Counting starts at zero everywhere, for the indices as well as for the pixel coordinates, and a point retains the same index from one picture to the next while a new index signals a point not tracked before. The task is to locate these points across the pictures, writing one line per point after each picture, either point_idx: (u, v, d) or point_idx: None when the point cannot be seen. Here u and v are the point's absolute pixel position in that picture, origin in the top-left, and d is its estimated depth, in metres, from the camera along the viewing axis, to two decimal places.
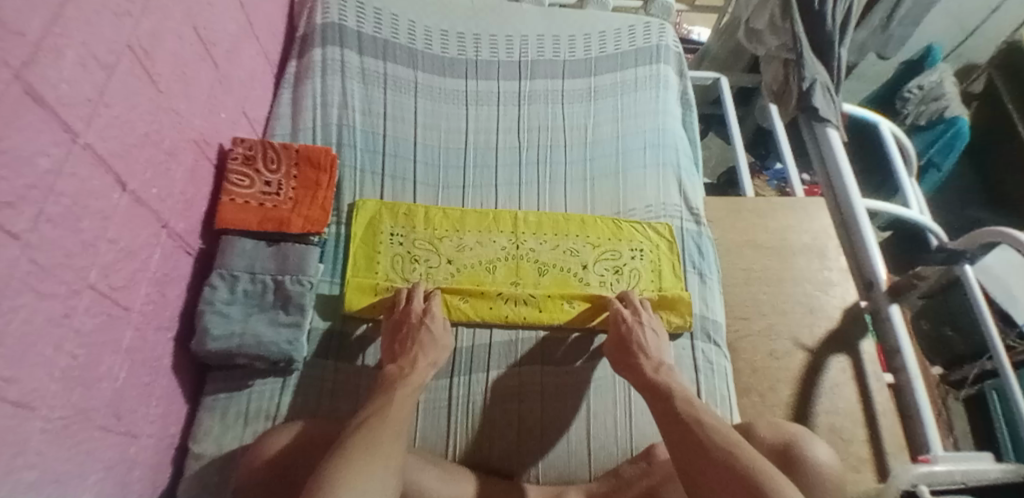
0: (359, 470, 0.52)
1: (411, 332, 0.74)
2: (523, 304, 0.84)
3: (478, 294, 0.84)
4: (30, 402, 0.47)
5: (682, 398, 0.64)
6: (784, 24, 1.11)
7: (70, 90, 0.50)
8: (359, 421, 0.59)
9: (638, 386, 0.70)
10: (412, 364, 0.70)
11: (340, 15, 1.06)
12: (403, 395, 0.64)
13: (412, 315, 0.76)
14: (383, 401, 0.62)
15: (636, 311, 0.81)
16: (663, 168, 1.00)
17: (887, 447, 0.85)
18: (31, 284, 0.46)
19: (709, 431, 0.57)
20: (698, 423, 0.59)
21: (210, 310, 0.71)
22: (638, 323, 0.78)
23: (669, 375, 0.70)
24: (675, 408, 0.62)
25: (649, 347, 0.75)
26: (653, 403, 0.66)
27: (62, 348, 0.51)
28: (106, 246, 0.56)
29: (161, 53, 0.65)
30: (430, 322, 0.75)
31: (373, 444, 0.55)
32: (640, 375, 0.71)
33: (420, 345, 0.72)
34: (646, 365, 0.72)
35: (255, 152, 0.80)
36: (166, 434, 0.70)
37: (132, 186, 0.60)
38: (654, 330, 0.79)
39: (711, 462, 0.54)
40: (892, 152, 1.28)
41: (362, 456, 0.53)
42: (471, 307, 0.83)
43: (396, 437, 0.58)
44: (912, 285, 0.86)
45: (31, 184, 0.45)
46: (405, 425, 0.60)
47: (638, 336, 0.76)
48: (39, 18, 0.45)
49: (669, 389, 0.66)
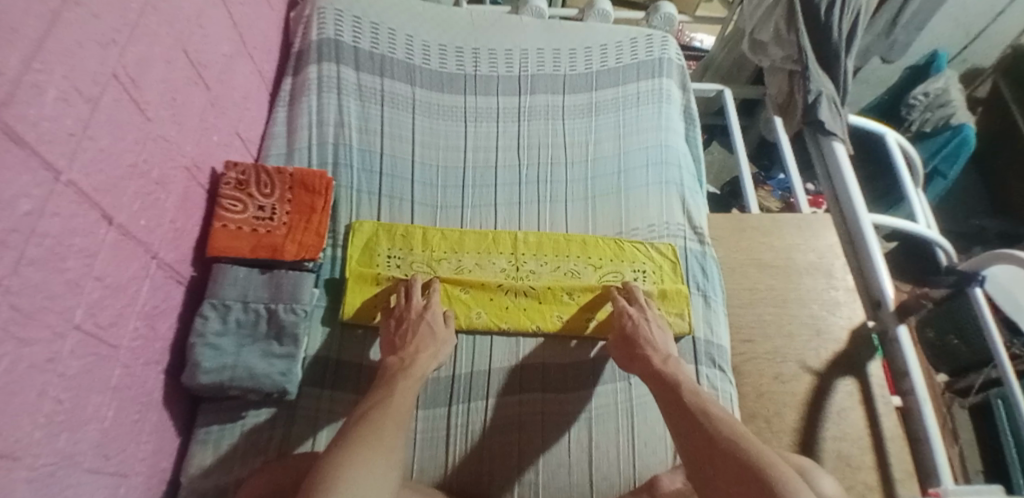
0: (365, 458, 0.54)
1: (411, 326, 0.75)
2: (523, 295, 0.85)
3: (479, 285, 0.85)
4: (14, 452, 0.45)
5: (690, 391, 0.64)
6: (789, 36, 1.09)
7: (51, 127, 0.47)
8: (363, 411, 0.62)
9: (647, 378, 0.70)
10: (413, 356, 0.70)
11: (336, 30, 1.03)
12: (405, 385, 0.66)
13: (412, 311, 0.77)
14: (382, 395, 0.64)
15: (642, 308, 0.80)
16: (666, 186, 0.98)
17: (895, 474, 0.82)
18: (13, 331, 0.44)
19: (715, 423, 0.58)
20: (704, 415, 0.60)
21: (201, 342, 0.69)
22: (643, 319, 0.78)
23: (677, 367, 0.70)
24: (682, 401, 0.63)
25: (656, 342, 0.75)
26: (661, 396, 0.66)
27: (46, 393, 0.49)
28: (92, 284, 0.54)
29: (149, 80, 0.63)
30: (430, 316, 0.76)
31: (371, 437, 0.57)
32: (648, 366, 0.71)
33: (419, 337, 0.73)
34: (653, 357, 0.72)
35: (247, 176, 0.78)
36: (157, 469, 0.68)
37: (119, 220, 0.58)
38: (659, 326, 0.78)
39: (715, 451, 0.55)
40: (898, 162, 1.24)
41: (366, 447, 0.55)
42: (471, 297, 0.84)
43: (399, 427, 0.60)
44: (920, 305, 0.83)
45: (10, 228, 0.43)
46: (405, 418, 0.62)
47: (644, 331, 0.76)
48: (18, 53, 0.43)
49: (676, 382, 0.66)
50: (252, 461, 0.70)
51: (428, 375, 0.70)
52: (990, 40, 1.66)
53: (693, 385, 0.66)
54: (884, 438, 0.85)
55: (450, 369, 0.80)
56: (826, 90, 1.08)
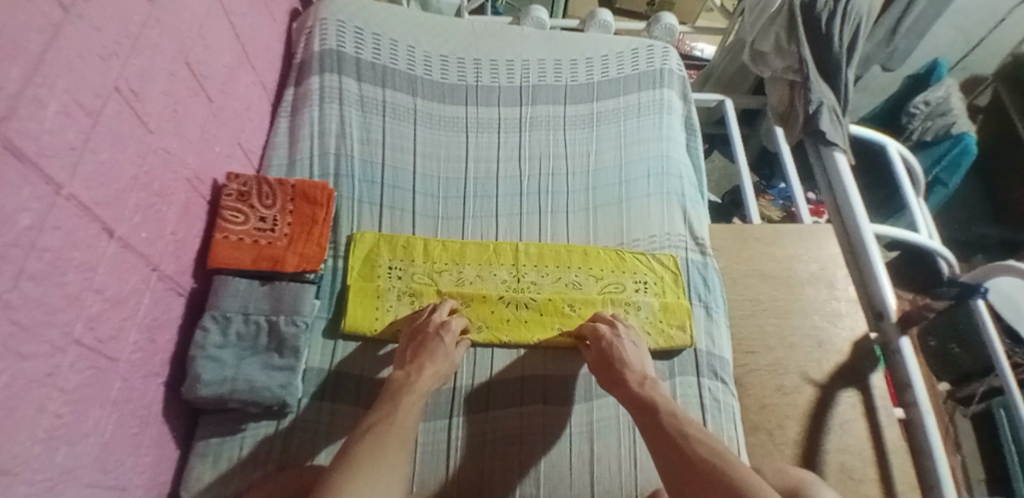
0: (371, 477, 0.54)
1: (424, 341, 0.74)
2: (524, 308, 0.85)
3: (479, 298, 0.85)
4: (13, 467, 0.45)
5: (669, 412, 0.64)
6: (790, 46, 1.10)
7: (52, 141, 0.48)
8: (365, 428, 0.61)
9: (626, 402, 0.69)
10: (419, 371, 0.70)
11: (338, 41, 1.04)
12: (408, 402, 0.65)
13: (429, 326, 0.76)
14: (389, 409, 0.64)
15: (613, 324, 0.79)
16: (667, 197, 0.98)
17: (898, 487, 0.81)
18: (12, 346, 0.44)
19: (695, 445, 0.58)
20: (685, 440, 0.59)
21: (201, 355, 0.69)
22: (617, 337, 0.77)
23: (654, 388, 0.70)
24: (662, 425, 0.63)
25: (632, 361, 0.74)
26: (641, 420, 0.66)
27: (45, 408, 0.49)
28: (93, 297, 0.54)
29: (150, 92, 0.63)
30: (445, 335, 0.75)
31: (381, 449, 0.57)
32: (627, 390, 0.70)
33: (431, 354, 0.72)
34: (631, 378, 0.71)
35: (249, 188, 0.79)
36: (156, 482, 0.68)
37: (120, 232, 0.58)
38: (633, 342, 0.78)
39: (699, 476, 0.55)
40: (899, 173, 1.24)
41: (370, 460, 0.56)
42: (472, 311, 0.84)
43: (402, 442, 0.60)
44: (923, 315, 0.83)
45: (10, 243, 0.43)
46: (408, 435, 0.62)
47: (620, 350, 0.75)
48: (18, 68, 0.43)
49: (655, 404, 0.66)
50: (251, 474, 0.70)
51: (430, 392, 0.70)
52: (992, 47, 1.64)
53: (671, 406, 0.65)
54: (888, 449, 0.85)
55: (451, 382, 0.80)
56: (827, 100, 1.08)
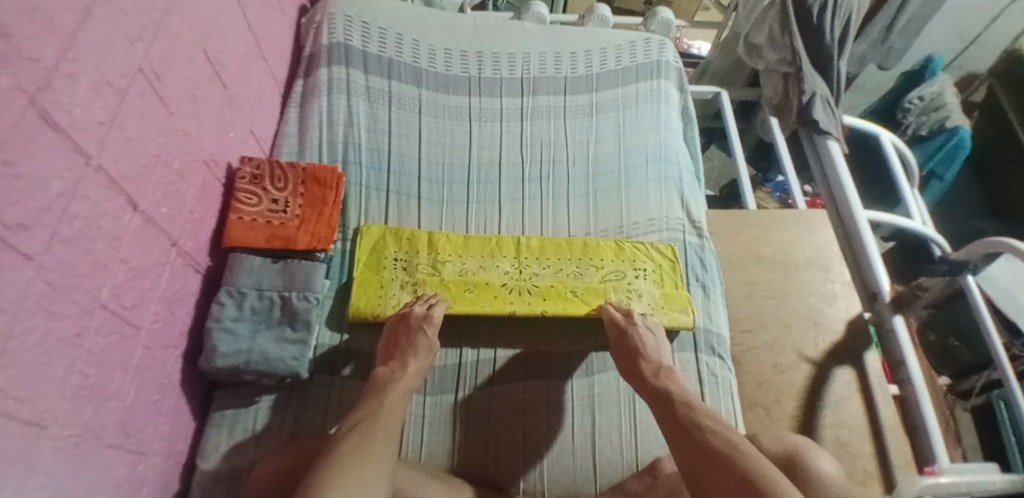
0: (357, 470, 0.56)
1: (410, 338, 0.76)
2: (527, 293, 0.87)
3: (483, 284, 0.87)
4: (42, 420, 0.48)
5: (683, 403, 0.66)
6: (783, 39, 1.12)
7: (83, 114, 0.51)
8: (351, 425, 0.62)
9: (642, 391, 0.72)
10: (404, 366, 0.73)
11: (346, 35, 1.08)
12: (392, 398, 0.67)
13: (414, 318, 0.78)
14: (375, 405, 0.66)
15: (628, 314, 0.83)
16: (665, 183, 1.01)
17: (893, 460, 0.83)
18: (44, 305, 0.47)
19: (707, 435, 0.60)
20: (697, 427, 0.61)
21: (218, 327, 0.72)
22: (633, 326, 0.80)
23: (667, 378, 0.73)
24: (677, 414, 0.65)
25: (649, 351, 0.77)
26: (657, 408, 0.68)
27: (74, 367, 0.52)
28: (117, 266, 0.57)
29: (171, 76, 0.66)
30: (428, 328, 0.77)
31: (365, 444, 0.59)
32: (642, 380, 0.74)
33: (414, 349, 0.75)
34: (647, 370, 0.74)
35: (262, 171, 0.82)
36: (174, 451, 0.70)
37: (143, 207, 0.61)
38: (652, 330, 0.81)
39: (714, 460, 0.56)
40: (893, 162, 1.26)
41: (353, 455, 0.57)
42: (475, 296, 0.86)
43: (388, 440, 0.61)
44: (915, 296, 0.85)
45: (44, 207, 0.46)
46: (394, 429, 0.64)
47: (636, 337, 0.78)
48: (53, 44, 0.46)
49: (670, 393, 0.69)
50: (265, 443, 0.72)
51: (414, 388, 0.73)
52: (984, 45, 1.67)
53: (686, 396, 0.68)
54: (884, 427, 0.86)
55: (457, 357, 0.83)
56: (820, 91, 1.11)
